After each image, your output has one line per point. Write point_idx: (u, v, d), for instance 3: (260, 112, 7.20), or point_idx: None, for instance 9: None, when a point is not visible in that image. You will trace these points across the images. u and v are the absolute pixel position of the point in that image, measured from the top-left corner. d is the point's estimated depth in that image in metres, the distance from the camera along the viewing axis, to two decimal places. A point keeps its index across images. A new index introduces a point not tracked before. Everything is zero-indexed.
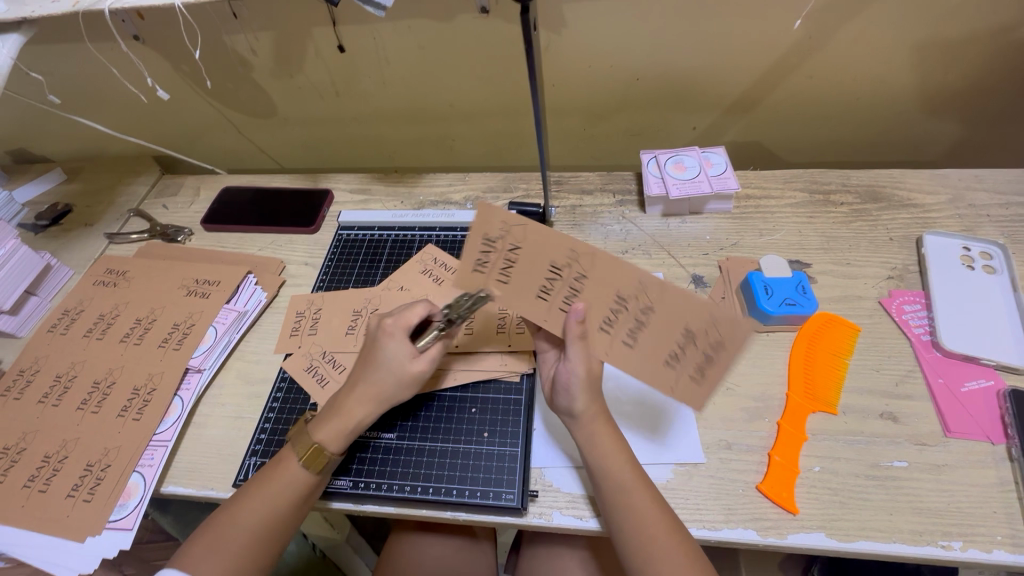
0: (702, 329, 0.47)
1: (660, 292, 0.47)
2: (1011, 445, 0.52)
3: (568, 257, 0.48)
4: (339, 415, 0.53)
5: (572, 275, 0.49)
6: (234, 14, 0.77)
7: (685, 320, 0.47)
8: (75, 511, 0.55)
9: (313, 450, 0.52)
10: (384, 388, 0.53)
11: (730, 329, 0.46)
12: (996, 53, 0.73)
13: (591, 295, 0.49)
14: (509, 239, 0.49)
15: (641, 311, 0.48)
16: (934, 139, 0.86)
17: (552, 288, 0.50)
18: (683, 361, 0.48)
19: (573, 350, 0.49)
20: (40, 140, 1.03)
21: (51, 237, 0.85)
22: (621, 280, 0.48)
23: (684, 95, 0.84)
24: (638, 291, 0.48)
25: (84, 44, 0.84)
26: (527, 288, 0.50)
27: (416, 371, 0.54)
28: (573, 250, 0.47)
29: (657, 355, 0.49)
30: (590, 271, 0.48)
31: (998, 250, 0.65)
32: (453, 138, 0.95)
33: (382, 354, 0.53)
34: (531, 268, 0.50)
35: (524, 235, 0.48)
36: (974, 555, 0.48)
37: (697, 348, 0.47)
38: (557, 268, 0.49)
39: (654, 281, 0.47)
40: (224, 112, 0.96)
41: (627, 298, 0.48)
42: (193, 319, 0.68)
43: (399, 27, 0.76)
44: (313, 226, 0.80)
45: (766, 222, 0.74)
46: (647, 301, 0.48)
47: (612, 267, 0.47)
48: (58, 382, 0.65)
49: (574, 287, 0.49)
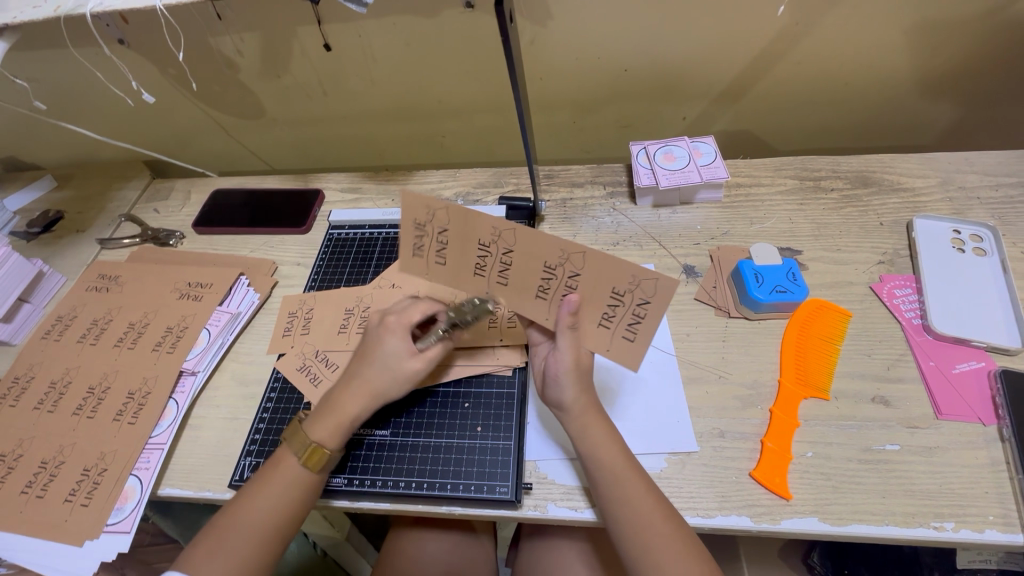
0: (628, 288, 0.46)
1: (584, 258, 0.46)
2: (1003, 425, 0.53)
3: (492, 235, 0.47)
4: (333, 411, 0.53)
5: (501, 250, 0.48)
6: (218, 15, 0.77)
7: (612, 282, 0.47)
8: (73, 516, 0.55)
9: (312, 448, 0.52)
10: (379, 383, 0.54)
11: (655, 287, 0.45)
12: (985, 32, 0.72)
13: (520, 266, 0.48)
14: (437, 222, 0.47)
15: (571, 277, 0.48)
16: (926, 122, 0.86)
17: (486, 265, 0.49)
18: (616, 321, 0.49)
19: (562, 339, 0.50)
20: (30, 147, 1.03)
21: (42, 245, 0.84)
22: (545, 252, 0.47)
23: (673, 86, 0.83)
24: (563, 260, 0.46)
25: (69, 50, 0.83)
26: (463, 267, 0.50)
27: (413, 369, 0.54)
28: (495, 228, 0.46)
29: (591, 316, 0.49)
30: (514, 245, 0.47)
31: (988, 232, 0.65)
32: (443, 134, 0.95)
33: (381, 351, 0.54)
34: (462, 248, 0.49)
35: (449, 218, 0.47)
36: (966, 535, 0.48)
37: (627, 307, 0.47)
38: (485, 246, 0.48)
39: (577, 248, 0.45)
40: (213, 115, 0.95)
41: (554, 267, 0.47)
42: (186, 322, 0.69)
43: (385, 24, 0.76)
44: (304, 227, 0.80)
45: (757, 210, 0.74)
46: (573, 269, 0.47)
47: (534, 240, 0.46)
48: (53, 388, 0.65)
49: (505, 262, 0.48)
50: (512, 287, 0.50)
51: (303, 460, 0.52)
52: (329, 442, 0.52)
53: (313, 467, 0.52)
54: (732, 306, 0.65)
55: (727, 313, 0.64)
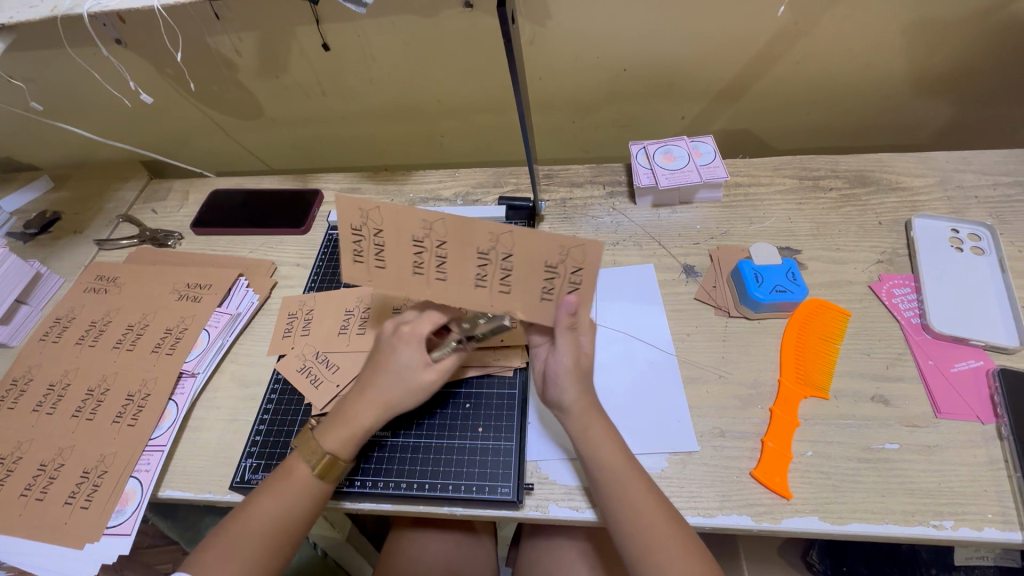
0: (560, 259, 0.46)
1: (513, 238, 0.46)
2: (1001, 424, 0.53)
3: (424, 228, 0.47)
4: (344, 423, 0.53)
5: (434, 243, 0.47)
6: (216, 15, 0.76)
7: (543, 255, 0.46)
8: (73, 518, 0.55)
9: (326, 462, 0.52)
10: (391, 395, 0.53)
11: (584, 253, 0.46)
12: (981, 33, 0.73)
13: (454, 256, 0.48)
14: (371, 225, 0.47)
15: (504, 258, 0.47)
16: (923, 121, 0.86)
17: (422, 262, 0.48)
18: (557, 292, 0.48)
19: (562, 340, 0.50)
20: (27, 148, 1.02)
21: (40, 246, 0.84)
22: (476, 236, 0.46)
23: (671, 86, 0.84)
24: (493, 242, 0.46)
25: (64, 49, 0.83)
26: (402, 271, 0.49)
27: (427, 380, 0.53)
28: (425, 220, 0.46)
29: (534, 292, 0.49)
30: (447, 235, 0.47)
31: (986, 231, 0.66)
32: (441, 134, 0.95)
33: (395, 361, 0.53)
34: (397, 247, 0.48)
35: (382, 217, 0.47)
36: (965, 533, 0.48)
37: (563, 276, 0.47)
38: (419, 242, 0.47)
39: (505, 227, 0.45)
40: (211, 115, 0.95)
41: (486, 252, 0.47)
42: (185, 324, 0.68)
43: (383, 24, 0.76)
44: (303, 227, 0.80)
45: (756, 210, 0.74)
46: (505, 250, 0.46)
47: (463, 224, 0.46)
48: (51, 390, 0.65)
49: (440, 255, 0.48)
50: (452, 281, 0.49)
51: (316, 473, 0.52)
52: (341, 452, 0.52)
53: (327, 478, 0.52)
54: (732, 306, 0.65)
55: (727, 312, 0.64)
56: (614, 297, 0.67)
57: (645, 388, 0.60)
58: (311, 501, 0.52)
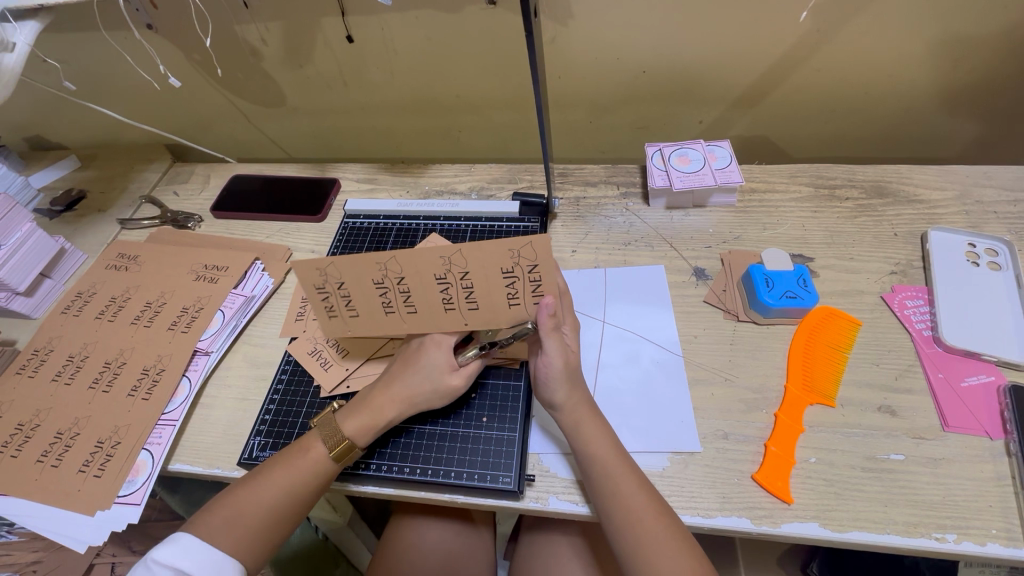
0: (513, 263, 0.48)
1: (463, 256, 0.48)
2: (1010, 440, 0.52)
3: (381, 271, 0.50)
4: (368, 410, 0.54)
5: (394, 281, 0.50)
6: (245, 4, 0.78)
7: (497, 264, 0.48)
8: (86, 485, 0.56)
9: (344, 445, 0.53)
10: (417, 393, 0.54)
11: (534, 250, 0.47)
12: (1006, 48, 0.72)
13: (417, 287, 0.50)
14: (332, 281, 0.51)
15: (461, 278, 0.49)
16: (947, 135, 0.85)
17: (391, 301, 0.52)
18: (521, 294, 0.50)
19: (549, 343, 0.52)
20: (57, 127, 1.05)
21: (65, 222, 0.86)
22: (429, 265, 0.49)
23: (691, 90, 0.84)
24: (447, 266, 0.48)
25: (99, 32, 0.86)
26: (374, 310, 0.53)
27: (453, 385, 0.54)
28: (379, 262, 0.49)
29: (499, 301, 0.50)
30: (404, 271, 0.49)
31: (1004, 247, 0.65)
32: (458, 129, 0.96)
33: (424, 360, 0.55)
34: (363, 294, 0.51)
35: (340, 270, 0.50)
36: (968, 547, 0.48)
37: (523, 278, 0.49)
38: (381, 284, 0.51)
39: (452, 249, 0.48)
40: (236, 103, 0.97)
41: (443, 276, 0.49)
42: (202, 303, 0.70)
43: (407, 18, 0.77)
44: (320, 215, 0.81)
45: (770, 216, 0.74)
46: (460, 269, 0.49)
47: (413, 258, 0.48)
48: (71, 361, 0.66)
49: (404, 290, 0.51)
50: (423, 312, 0.52)
51: (332, 455, 0.53)
52: (360, 439, 0.54)
53: (342, 462, 0.53)
54: (741, 310, 0.65)
55: (736, 316, 0.64)
56: (624, 297, 0.68)
57: (650, 388, 0.60)
58: (321, 483, 0.53)
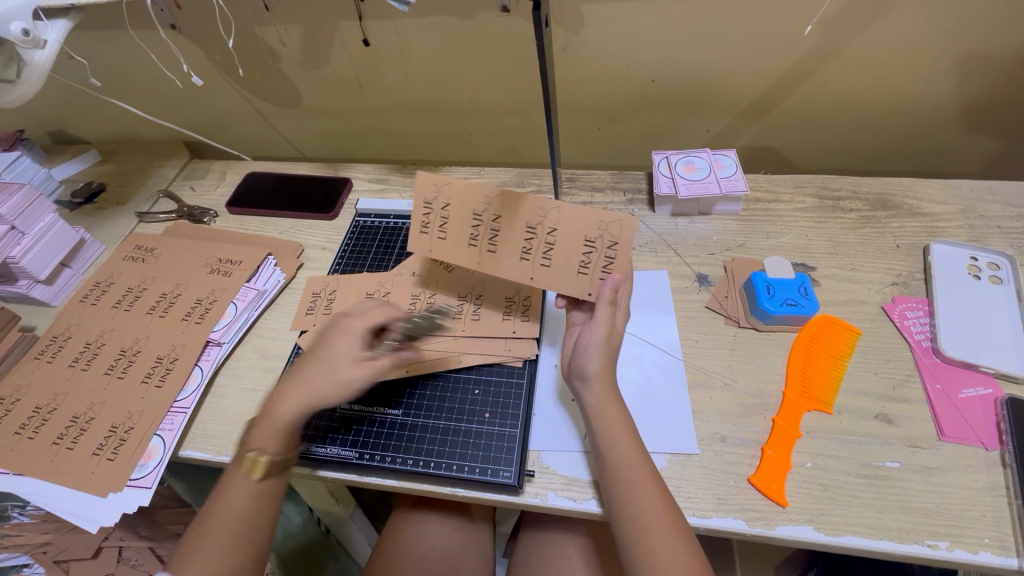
0: (598, 234, 0.56)
1: (559, 214, 0.56)
2: (1005, 451, 0.53)
3: (484, 206, 0.57)
4: (266, 417, 0.55)
5: (490, 218, 0.58)
6: (266, 6, 0.81)
7: (584, 231, 0.56)
8: (99, 468, 0.58)
9: (251, 461, 0.53)
10: (317, 387, 0.55)
11: (620, 229, 0.55)
12: (1012, 65, 0.73)
13: (506, 230, 0.57)
14: (441, 199, 0.58)
15: (549, 235, 0.57)
16: (953, 150, 0.86)
17: (477, 234, 0.58)
18: (592, 266, 0.57)
19: (600, 312, 0.56)
20: (80, 122, 1.08)
21: (84, 214, 0.89)
22: (527, 212, 0.57)
23: (699, 99, 0.85)
24: (542, 217, 0.57)
25: (126, 31, 0.88)
26: (461, 239, 0.59)
27: (354, 376, 0.55)
28: (486, 196, 0.57)
29: (573, 262, 0.57)
30: (502, 212, 0.57)
31: (1005, 261, 0.66)
32: (469, 133, 0.97)
33: (326, 356, 0.56)
34: (459, 220, 0.58)
35: (452, 193, 0.58)
36: (960, 555, 0.48)
37: (599, 251, 0.56)
38: (478, 217, 0.58)
39: (552, 203, 0.57)
40: (253, 102, 1.00)
41: (534, 226, 0.57)
42: (215, 295, 0.72)
43: (423, 24, 0.79)
44: (332, 214, 0.83)
45: (774, 225, 0.75)
46: (550, 225, 0.57)
47: (518, 202, 0.57)
48: (88, 348, 0.69)
49: (496, 228, 0.58)
50: (500, 252, 0.58)
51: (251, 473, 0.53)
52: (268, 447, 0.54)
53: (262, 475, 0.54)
54: (743, 317, 0.66)
55: (737, 322, 0.65)
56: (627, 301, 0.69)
57: (650, 390, 0.61)
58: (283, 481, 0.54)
